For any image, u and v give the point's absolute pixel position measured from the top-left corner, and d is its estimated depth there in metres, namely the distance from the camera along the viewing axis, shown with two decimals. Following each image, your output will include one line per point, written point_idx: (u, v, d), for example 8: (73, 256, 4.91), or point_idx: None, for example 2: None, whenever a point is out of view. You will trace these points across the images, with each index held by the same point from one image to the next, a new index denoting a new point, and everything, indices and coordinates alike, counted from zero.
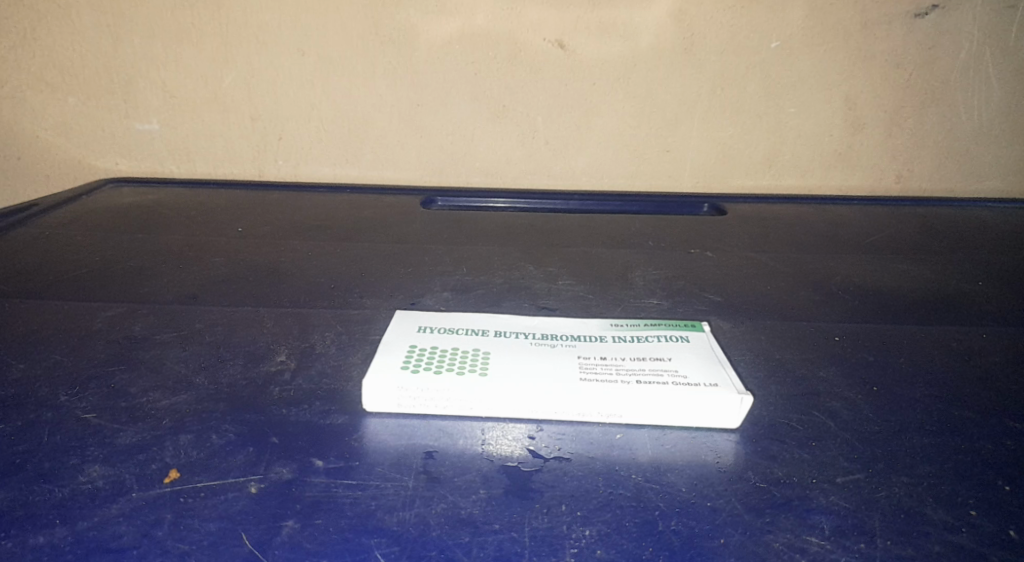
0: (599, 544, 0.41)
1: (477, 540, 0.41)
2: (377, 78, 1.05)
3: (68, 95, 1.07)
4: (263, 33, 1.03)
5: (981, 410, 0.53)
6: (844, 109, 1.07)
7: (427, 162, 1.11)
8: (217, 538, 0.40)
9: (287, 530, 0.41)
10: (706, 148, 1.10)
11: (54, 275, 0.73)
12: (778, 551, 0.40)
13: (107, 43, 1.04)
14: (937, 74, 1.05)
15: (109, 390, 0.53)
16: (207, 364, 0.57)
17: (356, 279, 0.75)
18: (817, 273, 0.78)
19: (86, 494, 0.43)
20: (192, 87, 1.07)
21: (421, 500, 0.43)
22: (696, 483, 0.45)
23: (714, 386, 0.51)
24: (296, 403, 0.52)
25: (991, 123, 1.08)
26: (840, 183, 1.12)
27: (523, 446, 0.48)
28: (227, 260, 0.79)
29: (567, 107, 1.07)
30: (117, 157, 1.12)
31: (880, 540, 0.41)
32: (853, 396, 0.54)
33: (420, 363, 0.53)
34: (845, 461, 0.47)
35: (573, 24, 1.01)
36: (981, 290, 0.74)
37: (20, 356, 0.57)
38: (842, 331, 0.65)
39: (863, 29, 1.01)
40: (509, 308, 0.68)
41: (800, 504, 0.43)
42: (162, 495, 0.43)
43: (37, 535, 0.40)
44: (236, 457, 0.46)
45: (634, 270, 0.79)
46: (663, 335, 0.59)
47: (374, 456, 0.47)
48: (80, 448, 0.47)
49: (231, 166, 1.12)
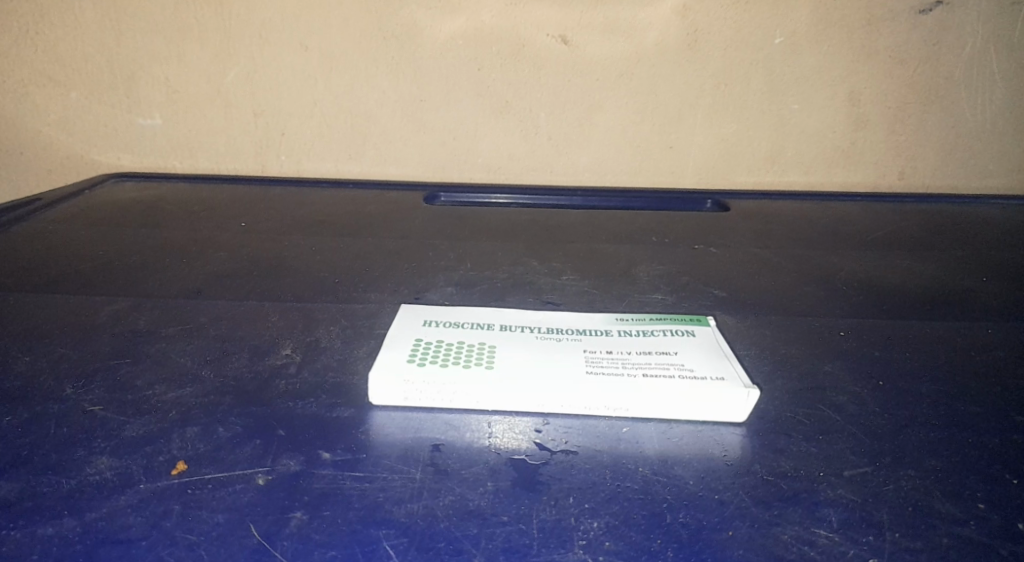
0: (607, 536, 0.41)
1: (485, 532, 0.41)
2: (380, 75, 1.05)
3: (70, 90, 1.07)
4: (266, 29, 1.03)
5: (987, 404, 0.53)
6: (847, 106, 1.07)
7: (429, 159, 1.11)
8: (225, 530, 0.40)
9: (296, 522, 0.41)
10: (708, 144, 1.10)
11: (56, 269, 0.73)
12: (786, 545, 0.40)
13: (109, 39, 1.04)
14: (940, 71, 1.05)
15: (115, 383, 0.53)
16: (213, 358, 0.56)
17: (360, 274, 0.75)
18: (821, 269, 0.78)
19: (94, 486, 0.43)
20: (195, 82, 1.06)
21: (428, 492, 0.43)
22: (703, 476, 0.45)
23: (721, 380, 0.51)
24: (302, 396, 0.52)
25: (993, 120, 1.08)
26: (843, 181, 1.12)
27: (529, 440, 0.48)
28: (230, 255, 0.79)
29: (569, 104, 1.07)
30: (119, 152, 1.12)
31: (889, 532, 0.41)
32: (858, 390, 0.54)
33: (426, 357, 0.53)
34: (852, 455, 0.47)
35: (577, 21, 1.01)
36: (986, 286, 0.74)
37: (24, 349, 0.57)
38: (846, 326, 0.65)
39: (866, 25, 1.01)
40: (513, 303, 0.68)
41: (808, 497, 0.43)
42: (170, 487, 0.43)
43: (46, 526, 0.40)
44: (243, 449, 0.46)
45: (638, 266, 0.79)
46: (668, 329, 0.59)
47: (381, 448, 0.47)
48: (87, 440, 0.47)
49: (234, 162, 1.12)
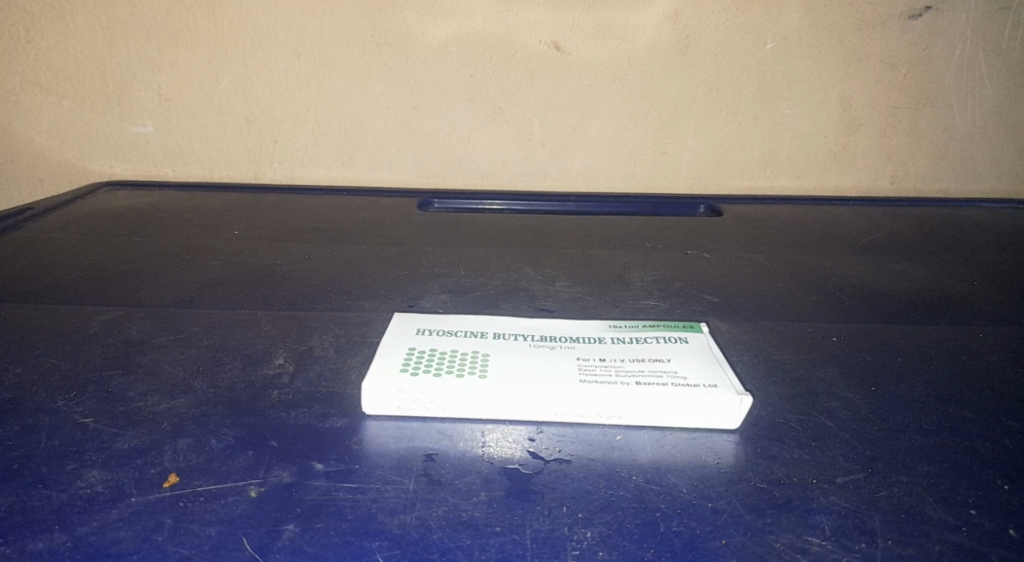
0: (600, 545, 0.41)
1: (478, 543, 0.40)
2: (374, 80, 1.05)
3: (62, 98, 1.07)
4: (259, 36, 1.03)
5: (979, 409, 0.53)
6: (838, 109, 1.07)
7: (424, 164, 1.11)
8: (217, 543, 0.40)
9: (288, 534, 0.40)
10: (703, 148, 1.10)
11: (48, 279, 0.72)
12: (779, 552, 0.40)
13: (101, 47, 1.04)
14: (931, 74, 1.05)
15: (106, 394, 0.53)
16: (206, 368, 0.56)
17: (353, 281, 0.75)
18: (814, 273, 0.78)
19: (85, 499, 0.42)
20: (188, 89, 1.06)
21: (422, 502, 0.43)
22: (697, 483, 0.45)
23: (714, 387, 0.51)
24: (295, 406, 0.52)
25: (985, 123, 1.09)
26: (836, 184, 1.13)
27: (523, 449, 0.48)
28: (224, 263, 0.79)
29: (563, 109, 1.07)
30: (112, 160, 1.12)
31: (881, 539, 0.41)
32: (852, 395, 0.54)
33: (420, 366, 0.53)
34: (845, 461, 0.47)
35: (569, 25, 1.01)
36: (978, 289, 0.74)
37: (16, 360, 0.57)
38: (839, 331, 0.65)
39: (858, 29, 1.02)
40: (508, 309, 0.69)
41: (801, 505, 0.43)
42: (162, 499, 0.43)
43: (36, 540, 0.40)
44: (236, 460, 0.46)
45: (632, 272, 0.79)
46: (662, 336, 0.59)
47: (373, 459, 0.47)
48: (78, 453, 0.46)
49: (227, 170, 1.12)
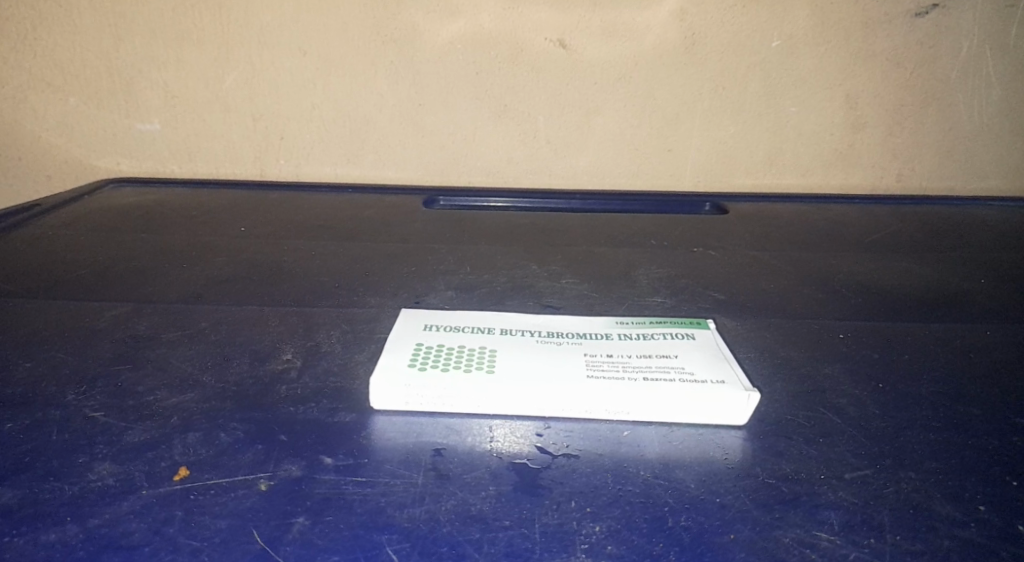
0: (609, 540, 0.41)
1: (487, 536, 0.41)
2: (379, 77, 1.05)
3: (68, 95, 1.07)
4: (265, 34, 1.03)
5: (986, 406, 0.53)
6: (844, 108, 1.07)
7: (428, 162, 1.11)
8: (228, 536, 0.40)
9: (298, 527, 0.41)
10: (707, 147, 1.10)
11: (56, 275, 0.73)
12: (787, 547, 0.40)
13: (108, 44, 1.04)
14: (936, 72, 1.05)
15: (116, 389, 0.53)
16: (214, 363, 0.56)
17: (359, 278, 0.75)
18: (819, 271, 0.78)
19: (96, 492, 0.43)
20: (194, 87, 1.07)
21: (430, 497, 0.43)
22: (704, 479, 0.45)
23: (721, 384, 0.51)
24: (303, 401, 0.52)
25: (991, 121, 1.08)
26: (841, 182, 1.12)
27: (531, 444, 0.48)
28: (230, 259, 0.79)
29: (568, 108, 1.07)
30: (118, 157, 1.12)
31: (890, 535, 0.41)
32: (858, 392, 0.54)
33: (428, 361, 0.53)
34: (852, 457, 0.47)
35: (574, 24, 1.02)
36: (983, 287, 0.74)
37: (25, 355, 0.57)
38: (845, 329, 0.65)
39: (863, 28, 1.02)
40: (513, 306, 0.69)
41: (808, 501, 0.43)
42: (172, 492, 0.43)
43: (48, 533, 0.40)
44: (245, 454, 0.46)
45: (637, 269, 0.79)
46: (668, 333, 0.59)
47: (382, 453, 0.47)
48: (89, 446, 0.46)
49: (232, 168, 1.12)
